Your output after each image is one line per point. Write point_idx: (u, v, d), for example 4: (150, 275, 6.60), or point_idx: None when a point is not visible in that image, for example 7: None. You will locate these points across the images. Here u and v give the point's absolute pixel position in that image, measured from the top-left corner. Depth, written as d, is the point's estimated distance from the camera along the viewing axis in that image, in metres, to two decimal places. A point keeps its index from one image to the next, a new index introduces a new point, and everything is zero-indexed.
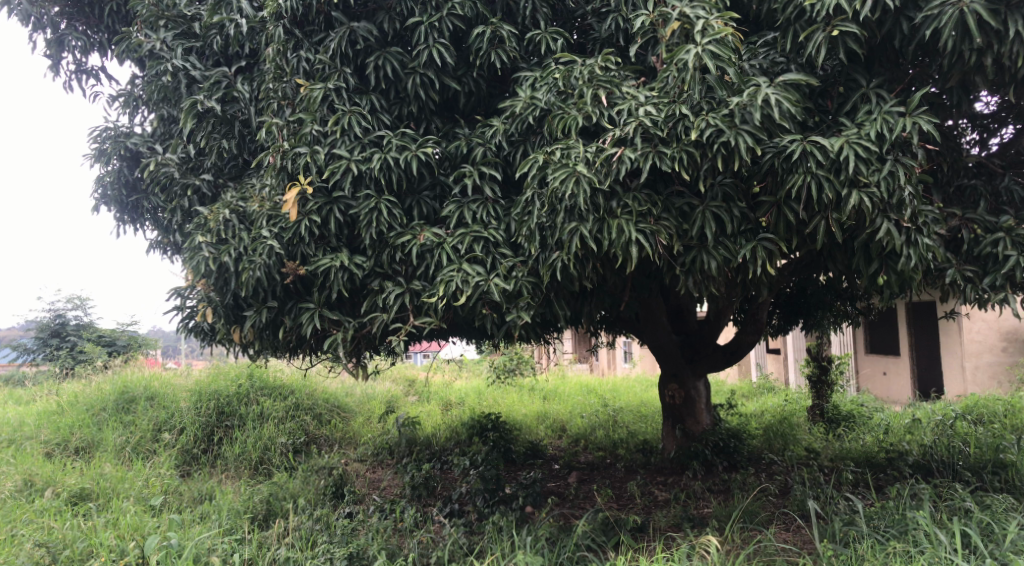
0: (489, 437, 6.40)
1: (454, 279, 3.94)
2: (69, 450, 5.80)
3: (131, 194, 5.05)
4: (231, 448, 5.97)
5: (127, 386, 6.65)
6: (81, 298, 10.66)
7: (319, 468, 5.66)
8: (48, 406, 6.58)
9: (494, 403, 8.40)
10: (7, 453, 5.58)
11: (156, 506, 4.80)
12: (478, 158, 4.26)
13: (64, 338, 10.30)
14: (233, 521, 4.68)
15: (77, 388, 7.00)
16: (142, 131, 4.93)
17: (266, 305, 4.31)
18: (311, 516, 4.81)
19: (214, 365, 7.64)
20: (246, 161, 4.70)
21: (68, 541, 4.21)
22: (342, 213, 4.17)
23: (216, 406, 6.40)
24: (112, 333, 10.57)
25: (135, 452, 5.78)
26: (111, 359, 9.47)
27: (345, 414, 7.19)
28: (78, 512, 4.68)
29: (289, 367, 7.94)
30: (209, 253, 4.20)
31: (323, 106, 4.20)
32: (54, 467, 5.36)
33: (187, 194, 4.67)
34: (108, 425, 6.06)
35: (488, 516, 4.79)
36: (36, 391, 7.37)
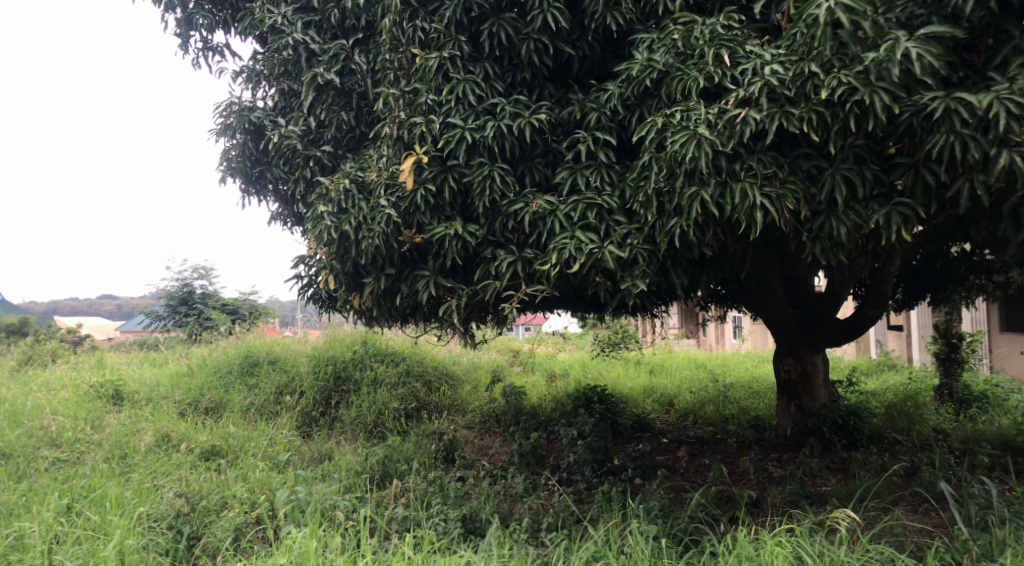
0: (596, 409, 6.33)
1: (567, 247, 3.96)
2: (200, 410, 6.15)
3: (255, 166, 5.26)
4: (347, 412, 6.15)
5: (251, 351, 7.01)
6: (207, 267, 11.29)
7: (431, 433, 5.81)
8: (180, 368, 7.02)
9: (599, 375, 8.36)
10: (146, 410, 5.97)
11: (282, 464, 5.06)
12: (591, 124, 4.21)
13: (192, 306, 10.95)
14: (353, 480, 4.88)
15: (206, 352, 7.43)
16: (265, 106, 5.10)
17: (383, 273, 4.45)
18: (426, 478, 4.98)
19: (331, 331, 7.91)
20: (363, 133, 4.79)
21: (205, 492, 4.50)
22: (456, 181, 4.25)
23: (333, 371, 6.65)
24: (238, 302, 11.20)
25: (260, 413, 6.09)
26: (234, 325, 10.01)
27: (454, 381, 7.26)
28: (212, 466, 4.99)
29: (401, 335, 8.12)
30: (331, 221, 4.39)
31: (438, 76, 4.27)
32: (188, 425, 5.72)
33: (309, 165, 4.80)
34: (235, 387, 6.42)
35: (597, 486, 4.85)
36: (170, 354, 7.87)
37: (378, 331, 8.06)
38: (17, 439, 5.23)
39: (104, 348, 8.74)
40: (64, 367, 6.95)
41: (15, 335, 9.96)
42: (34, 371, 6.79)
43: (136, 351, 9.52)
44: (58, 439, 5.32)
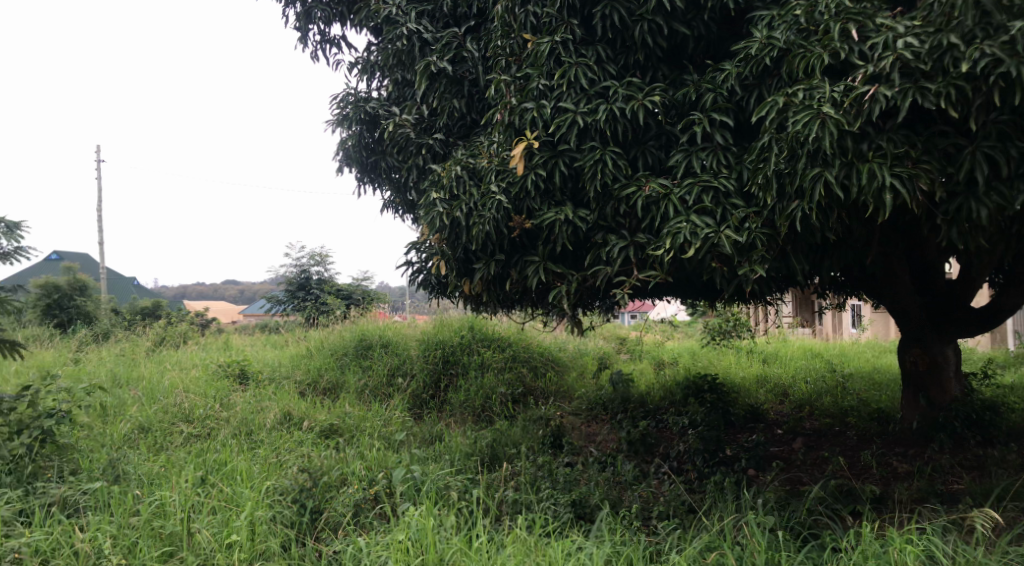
0: (706, 398, 6.19)
1: (681, 232, 3.89)
2: (318, 390, 6.42)
3: (370, 155, 5.40)
4: (457, 395, 6.26)
5: (365, 334, 7.26)
6: (323, 254, 11.75)
7: (538, 418, 5.85)
8: (299, 350, 7.35)
9: (709, 364, 8.18)
10: (269, 388, 6.28)
11: (397, 443, 5.24)
12: (708, 105, 4.11)
13: (309, 292, 11.44)
14: (463, 462, 5.00)
15: (322, 335, 7.74)
16: (379, 96, 5.23)
17: (493, 258, 4.52)
18: (535, 462, 5.05)
19: (440, 316, 8.07)
20: (473, 120, 4.86)
21: (325, 468, 4.74)
22: (567, 165, 4.25)
23: (443, 355, 6.79)
24: (350, 287, 11.61)
25: (374, 394, 6.30)
26: (347, 310, 10.39)
27: (561, 367, 7.27)
28: (330, 444, 5.21)
29: (508, 321, 8.19)
30: (443, 208, 4.48)
31: (550, 60, 4.27)
32: (308, 404, 5.99)
33: (421, 152, 4.90)
34: (350, 369, 6.67)
35: (709, 476, 4.79)
36: (288, 337, 8.23)
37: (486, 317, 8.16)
38: (156, 414, 5.61)
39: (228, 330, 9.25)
40: (194, 348, 7.39)
41: (150, 317, 10.68)
42: (168, 351, 7.26)
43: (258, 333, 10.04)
44: (191, 415, 5.67)
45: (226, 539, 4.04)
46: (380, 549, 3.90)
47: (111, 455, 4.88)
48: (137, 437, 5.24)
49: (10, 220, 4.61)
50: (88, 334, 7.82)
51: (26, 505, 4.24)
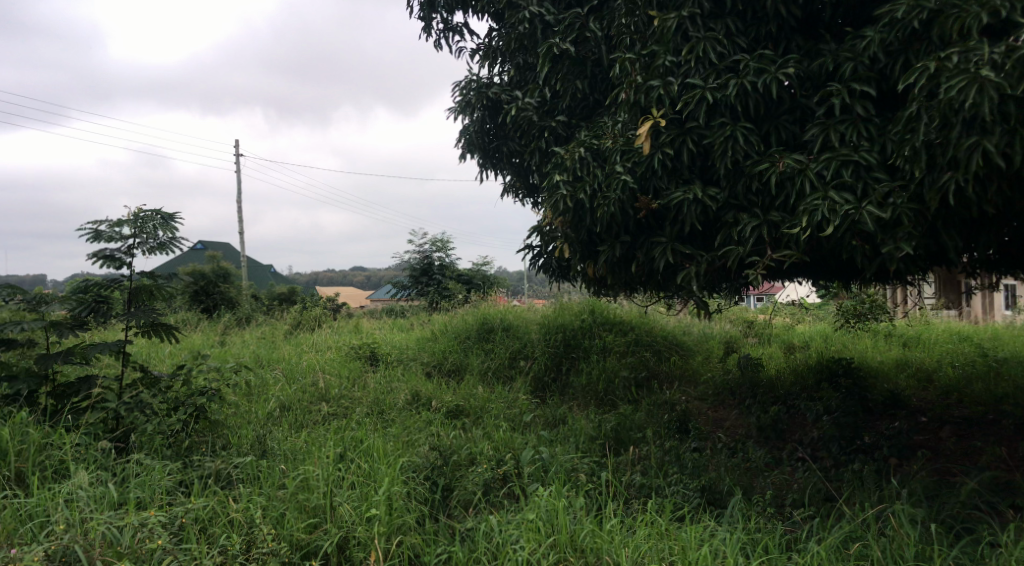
0: (841, 383, 5.93)
1: (819, 209, 3.76)
2: (443, 371, 6.60)
3: (492, 140, 5.50)
4: (579, 379, 6.24)
5: (487, 318, 7.40)
6: (445, 239, 12.00)
7: (663, 402, 5.80)
8: (424, 333, 7.57)
9: (843, 348, 7.80)
10: (399, 370, 6.48)
11: (525, 424, 5.37)
12: (848, 75, 3.94)
13: (432, 277, 11.72)
14: (588, 445, 5.08)
15: (446, 318, 7.94)
16: (501, 81, 5.29)
17: (618, 241, 4.55)
18: (662, 447, 5.06)
19: (561, 300, 8.10)
20: (596, 101, 4.91)
21: (455, 448, 4.97)
22: (695, 143, 4.23)
23: (564, 338, 6.83)
24: (471, 272, 11.85)
25: (497, 376, 6.41)
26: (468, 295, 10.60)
27: (685, 350, 7.11)
28: (458, 424, 5.37)
29: (629, 304, 8.11)
30: (567, 191, 4.57)
31: (677, 36, 4.29)
32: (435, 385, 6.17)
33: (544, 135, 4.97)
34: (473, 351, 6.81)
35: (847, 464, 4.61)
36: (414, 320, 8.48)
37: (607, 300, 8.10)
38: (295, 393, 5.94)
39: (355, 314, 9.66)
40: (327, 331, 7.74)
41: (286, 303, 11.30)
42: (304, 334, 7.66)
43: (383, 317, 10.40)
44: (327, 394, 5.97)
45: (366, 512, 4.29)
46: (511, 528, 4.14)
47: (257, 432, 5.21)
48: (279, 414, 5.57)
49: (166, 212, 5.04)
50: (232, 319, 8.36)
51: (185, 476, 4.58)
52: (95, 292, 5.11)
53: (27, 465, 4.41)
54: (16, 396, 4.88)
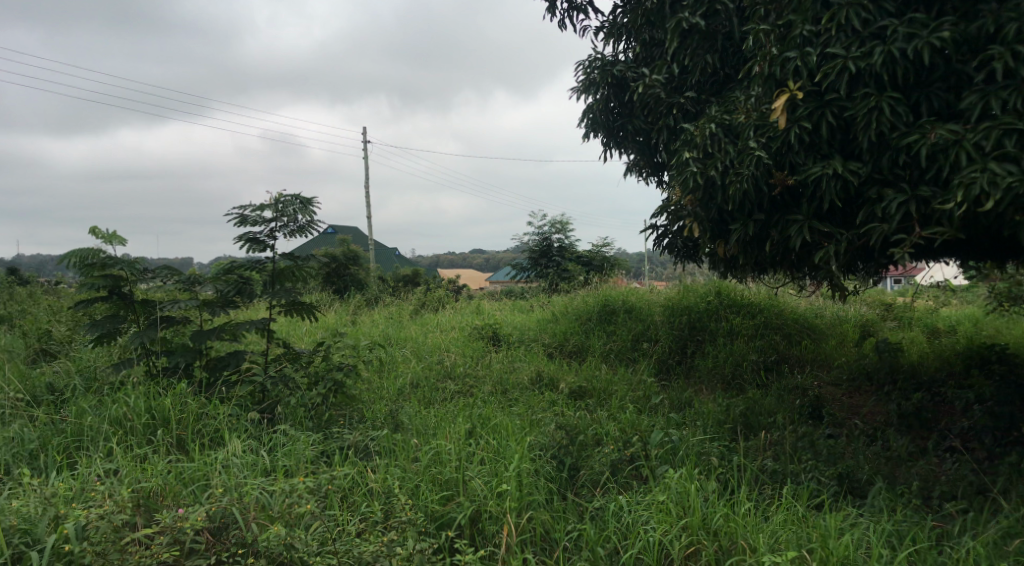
0: (994, 370, 5.56)
1: (976, 182, 3.65)
2: (565, 352, 6.63)
3: (617, 118, 5.59)
4: (705, 361, 6.14)
5: (609, 299, 7.40)
6: (563, 221, 11.99)
7: (793, 388, 5.64)
8: (545, 314, 7.63)
9: (995, 334, 7.26)
10: (521, 350, 6.58)
11: (653, 406, 5.46)
12: (1010, 37, 3.75)
13: (549, 259, 11.78)
14: (716, 430, 5.11)
15: (568, 299, 7.96)
16: (626, 59, 5.39)
17: (751, 219, 4.60)
18: (793, 433, 4.98)
19: (685, 282, 7.96)
20: (726, 76, 4.96)
21: (579, 429, 5.12)
22: (836, 116, 4.15)
23: (689, 321, 6.70)
24: (590, 254, 11.87)
25: (619, 358, 6.41)
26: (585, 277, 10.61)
27: (815, 334, 6.73)
28: (581, 405, 5.50)
29: (755, 285, 7.87)
30: (697, 167, 4.71)
31: (817, 4, 4.22)
32: (558, 366, 6.24)
33: (673, 112, 5.07)
34: (595, 333, 6.82)
35: (1002, 458, 4.36)
36: (534, 302, 8.54)
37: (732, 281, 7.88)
38: (423, 370, 6.15)
39: (475, 295, 9.86)
40: (450, 311, 7.96)
41: (410, 285, 11.67)
42: (428, 314, 7.88)
43: (502, 298, 10.58)
44: (452, 372, 6.16)
45: (496, 487, 4.57)
46: (640, 509, 4.31)
47: (389, 407, 5.52)
48: (409, 390, 5.82)
49: (305, 196, 5.38)
50: (360, 299, 8.73)
51: (327, 446, 4.93)
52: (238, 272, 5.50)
53: (187, 432, 4.80)
54: (176, 368, 5.29)
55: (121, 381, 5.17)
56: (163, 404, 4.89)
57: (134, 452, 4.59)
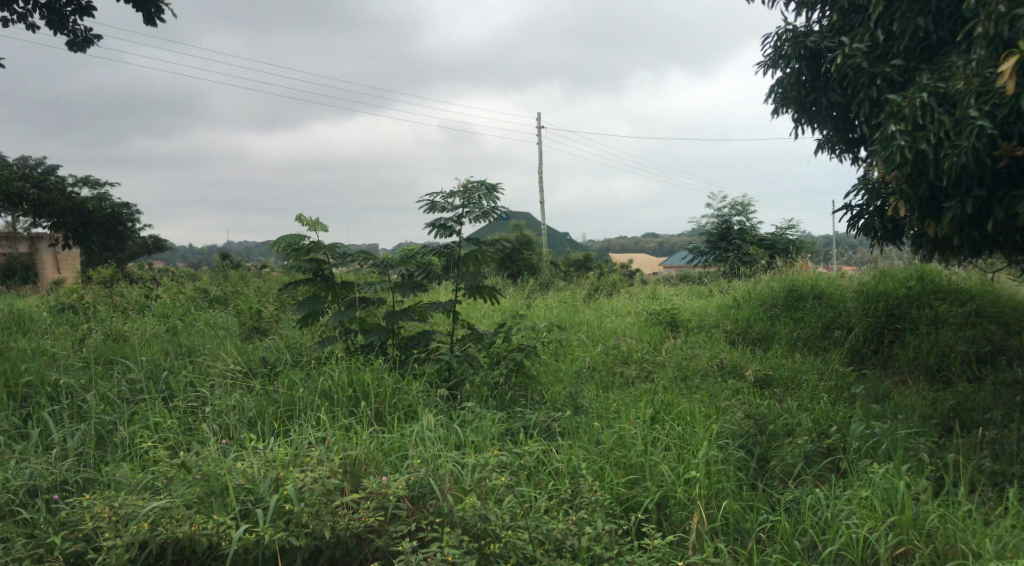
0: None
1: None
2: (748, 339, 6.43)
3: (810, 92, 6.05)
4: (905, 351, 5.77)
5: (795, 285, 7.11)
6: (746, 203, 11.71)
7: (1012, 383, 5.12)
8: (726, 299, 7.44)
9: None
10: (702, 336, 6.48)
11: (852, 398, 5.23)
12: None
13: (731, 243, 11.73)
14: (922, 425, 4.79)
15: (749, 285, 7.69)
16: (821, 30, 5.84)
17: (970, 196, 4.58)
18: (1017, 431, 4.57)
19: (880, 267, 7.49)
20: (936, 43, 5.25)
21: (768, 417, 4.98)
22: None
23: (886, 307, 6.32)
24: (774, 237, 11.55)
25: (807, 346, 6.15)
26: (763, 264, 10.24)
27: None
28: (768, 394, 5.38)
29: (964, 271, 7.25)
30: (905, 141, 4.62)
31: None
32: (741, 354, 6.10)
33: (877, 83, 5.37)
34: (781, 320, 6.58)
35: None
36: (712, 287, 8.33)
37: (937, 265, 7.31)
38: (601, 355, 6.21)
39: (648, 279, 9.78)
40: (625, 296, 7.94)
41: (581, 270, 11.76)
42: (602, 299, 7.89)
43: (675, 283, 10.43)
44: (629, 357, 6.19)
45: (684, 473, 4.56)
46: (841, 504, 4.11)
47: (568, 390, 5.65)
48: (587, 373, 5.93)
49: (489, 182, 5.53)
50: (536, 283, 8.91)
51: (511, 425, 5.13)
52: (418, 259, 5.85)
53: (384, 406, 5.18)
54: (372, 346, 5.77)
55: (326, 355, 5.72)
56: (363, 379, 5.32)
57: (340, 422, 4.99)
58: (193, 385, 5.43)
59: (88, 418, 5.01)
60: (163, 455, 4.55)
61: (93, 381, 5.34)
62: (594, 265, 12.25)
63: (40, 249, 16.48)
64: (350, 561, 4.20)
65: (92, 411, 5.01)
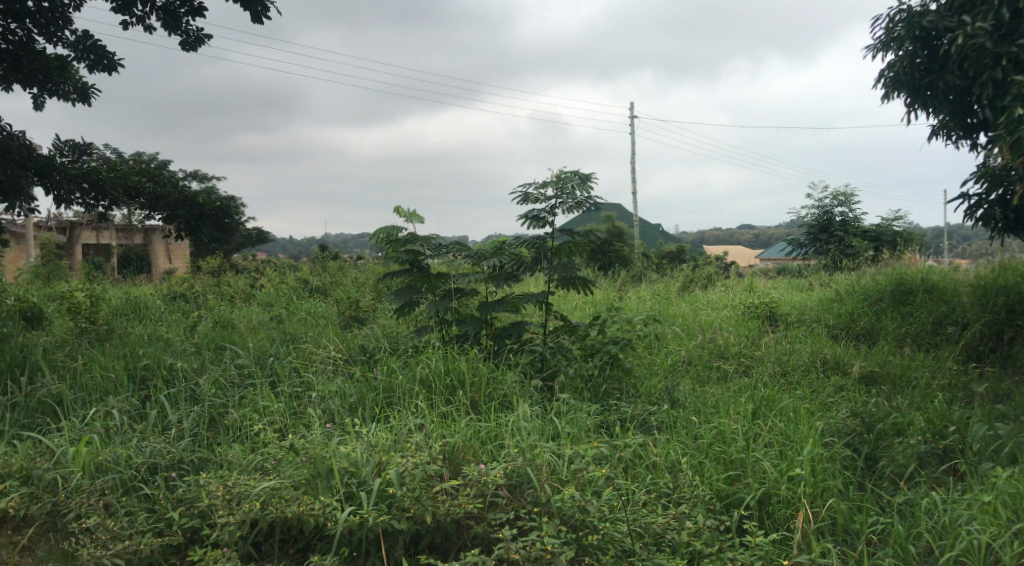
0: None
1: None
2: (853, 334, 6.23)
3: (924, 75, 6.11)
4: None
5: (903, 279, 6.88)
6: (849, 193, 11.35)
7: None
8: (828, 294, 7.21)
9: None
10: (803, 332, 6.31)
11: (969, 398, 4.97)
12: None
13: (833, 235, 11.34)
14: None
15: (852, 279, 7.42)
16: (937, 11, 5.89)
17: None
18: None
19: (997, 261, 7.10)
20: None
21: (877, 416, 4.79)
22: None
23: (1005, 303, 5.99)
24: (879, 229, 11.12)
25: (917, 343, 5.90)
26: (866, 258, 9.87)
27: None
28: (876, 392, 5.18)
29: None
30: None
31: None
32: (846, 349, 5.90)
33: (1002, 63, 5.29)
34: (888, 316, 6.33)
35: None
36: (812, 280, 8.07)
37: None
38: (697, 349, 6.12)
39: (743, 272, 9.59)
40: (721, 289, 7.80)
41: (673, 263, 11.62)
42: (697, 292, 7.78)
43: (771, 277, 10.17)
44: (727, 351, 6.08)
45: (788, 471, 4.44)
46: (961, 509, 3.93)
47: (664, 383, 5.58)
48: (683, 367, 5.85)
49: (583, 173, 5.49)
50: (628, 276, 8.86)
51: (607, 418, 5.11)
52: (509, 251, 5.86)
53: (480, 395, 5.23)
54: (466, 336, 5.84)
55: (422, 344, 5.85)
56: (459, 368, 5.40)
57: (438, 410, 5.07)
58: (298, 371, 5.65)
59: (201, 400, 5.27)
60: (271, 438, 4.73)
61: (206, 366, 5.62)
62: (685, 258, 12.05)
63: (152, 241, 17.46)
64: (450, 546, 4.22)
65: (206, 394, 5.27)
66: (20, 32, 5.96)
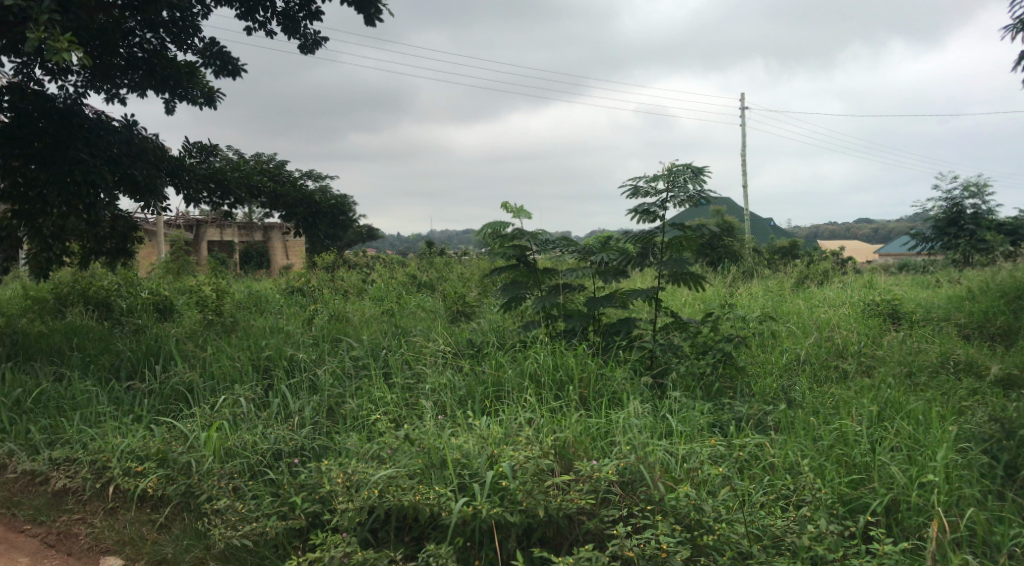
0: None
1: None
2: (987, 334, 5.89)
3: None
4: None
5: None
6: (982, 185, 10.81)
7: None
8: (958, 291, 6.81)
9: None
10: (930, 332, 6.00)
11: None
12: None
13: (963, 229, 10.80)
14: None
15: (985, 276, 6.99)
16: None
17: None
18: None
19: None
20: None
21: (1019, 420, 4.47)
22: None
23: None
24: (1015, 222, 10.52)
25: None
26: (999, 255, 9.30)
27: None
28: (1015, 396, 4.86)
29: None
30: None
31: None
32: (980, 350, 5.56)
33: None
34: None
35: None
36: (939, 276, 7.62)
37: None
38: (814, 347, 5.91)
39: (862, 268, 9.23)
40: (839, 285, 7.50)
41: (786, 259, 11.29)
42: (813, 289, 7.52)
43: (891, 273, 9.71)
44: (846, 350, 5.84)
45: (918, 477, 4.23)
46: None
47: (779, 382, 5.40)
48: (799, 366, 5.66)
49: (696, 165, 5.37)
50: (738, 272, 8.65)
51: (720, 417, 4.99)
52: (617, 246, 5.82)
53: (588, 391, 5.20)
54: (574, 331, 5.82)
55: (531, 339, 5.89)
56: (568, 363, 5.38)
57: (548, 405, 5.08)
58: (409, 363, 5.79)
59: (320, 390, 5.48)
60: (386, 427, 4.85)
61: (324, 358, 5.86)
62: (798, 254, 11.62)
63: (272, 238, 18.36)
64: (562, 540, 4.21)
65: (324, 384, 5.48)
66: (155, 41, 6.49)
